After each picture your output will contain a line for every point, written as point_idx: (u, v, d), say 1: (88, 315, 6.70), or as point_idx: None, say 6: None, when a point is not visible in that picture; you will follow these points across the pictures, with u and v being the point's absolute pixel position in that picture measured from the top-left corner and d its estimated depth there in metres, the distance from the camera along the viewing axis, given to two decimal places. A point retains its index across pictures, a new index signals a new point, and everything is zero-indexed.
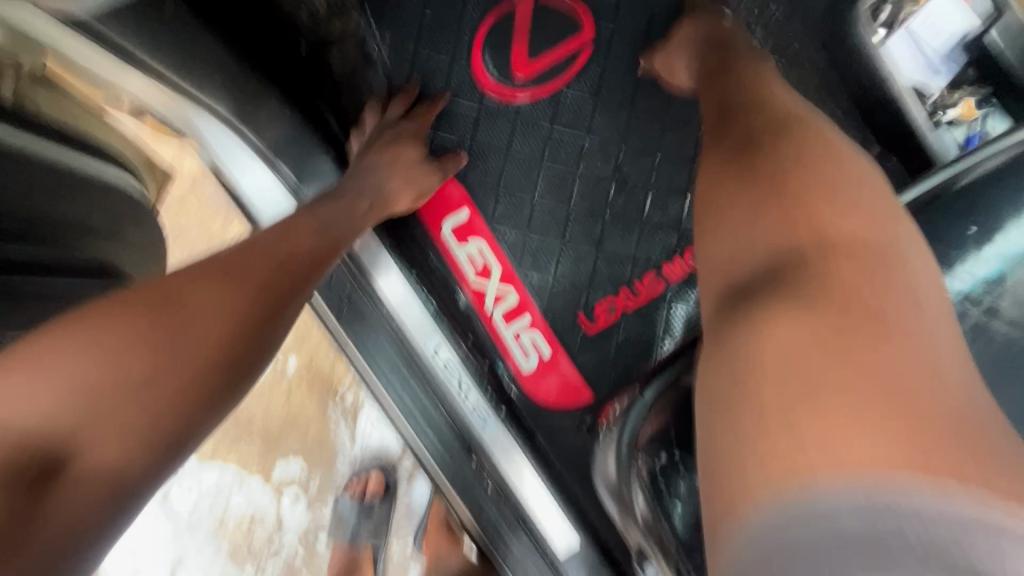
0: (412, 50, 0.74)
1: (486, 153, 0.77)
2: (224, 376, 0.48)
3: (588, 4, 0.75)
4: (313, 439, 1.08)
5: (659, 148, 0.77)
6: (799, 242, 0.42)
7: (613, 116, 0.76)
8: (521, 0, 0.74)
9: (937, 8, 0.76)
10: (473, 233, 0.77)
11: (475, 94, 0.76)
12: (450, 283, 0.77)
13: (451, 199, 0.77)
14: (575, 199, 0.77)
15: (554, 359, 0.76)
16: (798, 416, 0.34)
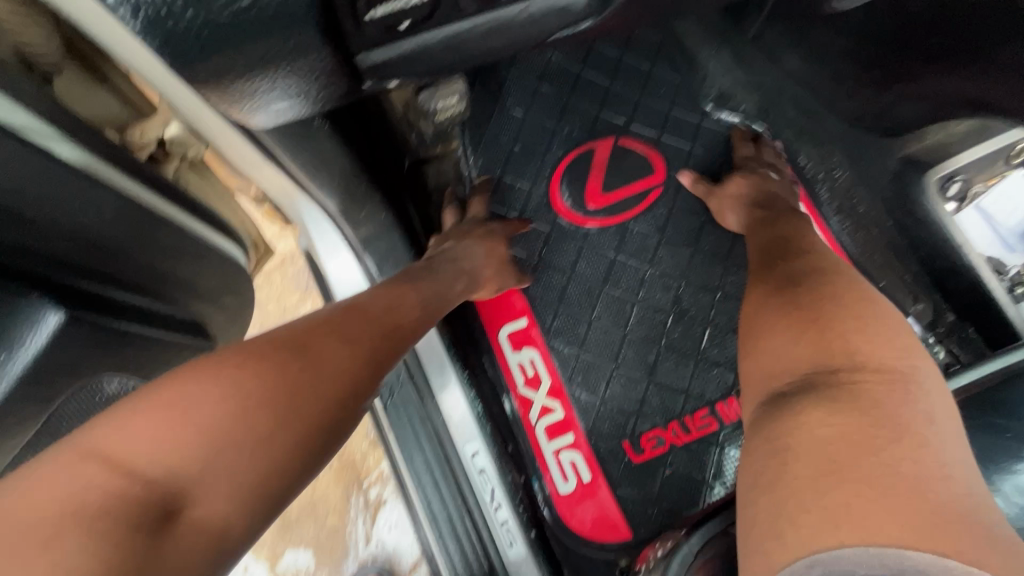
0: (497, 175, 0.84)
1: (551, 269, 0.81)
2: (336, 426, 0.47)
3: (661, 153, 0.85)
4: (330, 527, 1.24)
5: (720, 287, 0.81)
6: (831, 359, 0.44)
7: (676, 251, 0.82)
8: (600, 145, 0.84)
9: (1009, 189, 0.77)
10: (528, 342, 0.79)
11: (549, 217, 0.83)
12: (499, 387, 0.77)
13: (513, 308, 0.80)
14: (632, 323, 0.79)
15: (593, 486, 0.73)
16: (826, 496, 0.35)
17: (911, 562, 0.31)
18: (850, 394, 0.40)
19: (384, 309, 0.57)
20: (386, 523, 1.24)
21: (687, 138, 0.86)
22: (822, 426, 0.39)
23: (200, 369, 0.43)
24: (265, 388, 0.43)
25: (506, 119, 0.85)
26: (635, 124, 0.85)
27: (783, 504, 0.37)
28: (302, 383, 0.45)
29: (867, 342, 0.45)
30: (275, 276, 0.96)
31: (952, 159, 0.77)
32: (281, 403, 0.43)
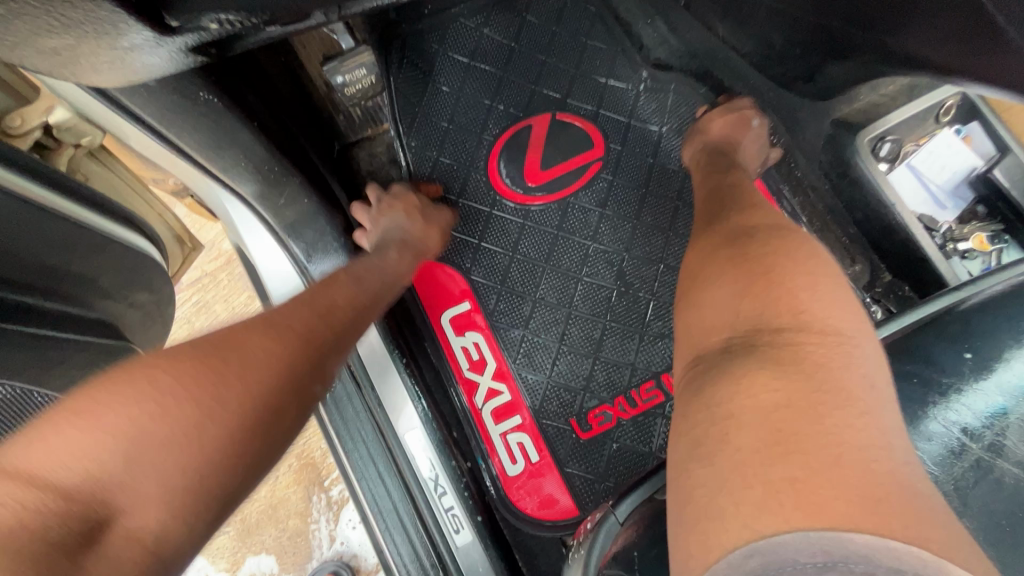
0: (433, 158, 0.81)
1: (492, 249, 0.79)
2: (285, 413, 0.44)
3: (598, 126, 0.83)
4: (292, 530, 1.21)
5: (664, 259, 0.80)
6: (774, 314, 0.39)
7: (618, 225, 0.80)
8: (538, 121, 0.82)
9: (938, 145, 0.78)
10: (472, 326, 0.78)
11: (490, 197, 0.81)
12: (446, 374, 0.77)
13: (452, 293, 0.78)
14: (576, 300, 0.78)
15: (543, 464, 0.74)
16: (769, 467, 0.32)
17: (853, 545, 0.27)
18: (793, 356, 0.36)
19: (321, 296, 0.55)
20: (350, 522, 1.21)
21: (626, 110, 0.84)
22: (762, 392, 0.35)
23: (111, 378, 0.39)
24: (190, 388, 0.39)
25: (439, 98, 0.82)
26: (572, 98, 0.83)
27: (718, 476, 0.33)
28: (232, 376, 0.42)
29: (813, 300, 0.40)
30: (222, 277, 0.91)
31: (880, 122, 0.78)
32: (207, 400, 0.40)
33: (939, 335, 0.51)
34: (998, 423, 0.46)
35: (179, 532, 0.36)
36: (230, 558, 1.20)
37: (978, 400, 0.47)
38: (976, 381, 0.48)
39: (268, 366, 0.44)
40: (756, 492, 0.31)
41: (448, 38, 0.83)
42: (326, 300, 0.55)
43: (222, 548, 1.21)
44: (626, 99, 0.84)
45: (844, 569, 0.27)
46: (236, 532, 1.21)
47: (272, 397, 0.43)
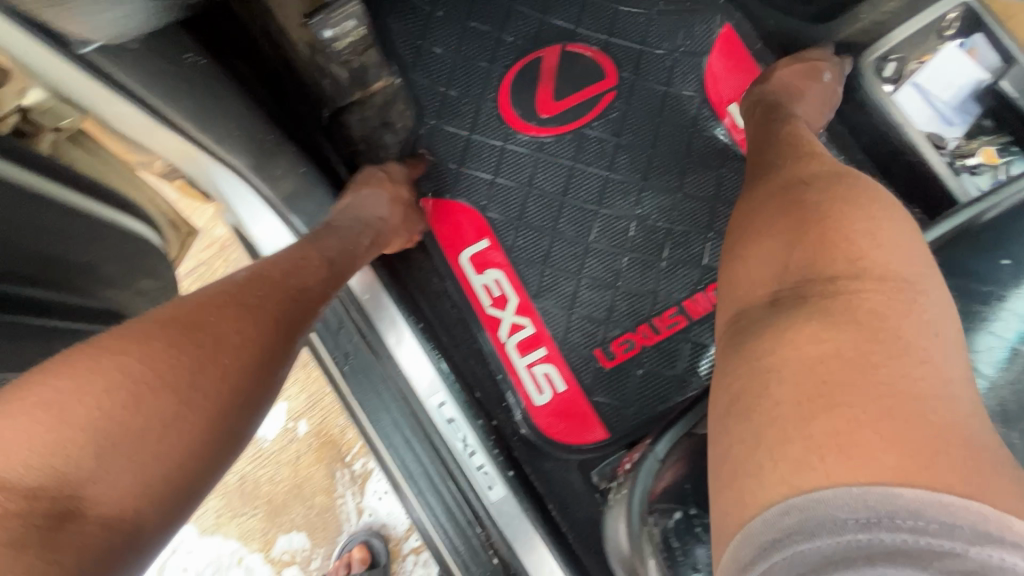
0: (431, 124, 0.80)
1: (509, 184, 0.79)
2: (252, 396, 0.45)
3: (610, 56, 0.81)
4: (320, 505, 1.23)
5: (683, 189, 0.78)
6: (826, 262, 0.40)
7: (634, 154, 0.79)
8: (548, 52, 0.80)
9: (942, 60, 0.77)
10: (491, 264, 0.77)
11: (501, 129, 0.79)
12: (469, 315, 0.77)
13: (470, 231, 0.78)
14: (594, 232, 0.77)
15: (569, 395, 0.74)
16: (809, 414, 0.34)
17: (901, 499, 0.30)
18: (846, 306, 0.38)
19: (287, 269, 0.55)
20: (375, 493, 1.23)
21: (638, 38, 0.81)
22: (812, 344, 0.37)
23: (72, 362, 0.38)
24: (159, 374, 0.40)
25: (429, 55, 0.80)
26: (582, 27, 0.81)
27: (753, 434, 0.36)
28: (198, 359, 0.42)
29: (873, 245, 0.40)
30: (218, 264, 0.94)
31: (881, 40, 0.76)
32: (181, 387, 0.40)
33: (966, 247, 0.51)
34: None
35: (152, 516, 0.36)
36: (261, 538, 1.22)
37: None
38: (1019, 286, 0.48)
39: (228, 342, 0.44)
40: (796, 447, 0.33)
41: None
42: (290, 277, 0.54)
43: (253, 530, 1.22)
44: (639, 24, 0.81)
45: (886, 523, 0.29)
46: (265, 514, 1.23)
47: (240, 378, 0.44)
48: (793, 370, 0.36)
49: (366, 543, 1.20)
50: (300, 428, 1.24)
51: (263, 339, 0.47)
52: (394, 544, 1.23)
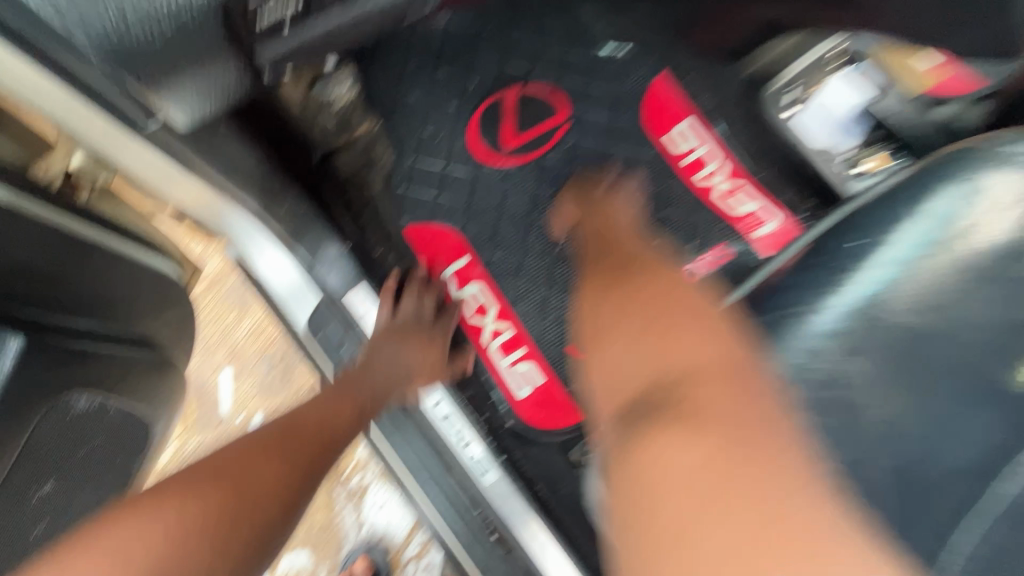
0: (411, 160, 0.91)
1: (482, 208, 0.90)
2: (258, 549, 0.58)
3: (561, 94, 0.94)
4: (321, 522, 1.29)
5: (632, 204, 0.91)
6: (674, 367, 0.48)
7: (588, 177, 0.92)
8: (508, 94, 0.94)
9: (829, 91, 0.94)
10: (471, 279, 0.88)
11: (473, 160, 0.92)
12: (454, 324, 0.88)
13: (450, 251, 0.89)
14: (559, 245, 0.90)
15: (549, 386, 0.83)
16: (682, 490, 0.40)
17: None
18: (695, 407, 0.44)
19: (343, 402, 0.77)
20: (373, 505, 1.30)
21: (583, 78, 0.95)
22: (681, 452, 0.41)
23: (112, 527, 0.53)
24: (196, 513, 0.55)
25: (405, 100, 0.93)
26: (535, 71, 0.95)
27: (641, 513, 0.42)
28: (219, 492, 0.57)
29: (704, 346, 0.49)
30: None
31: (776, 78, 0.94)
32: (217, 520, 0.55)
33: None
34: (899, 285, 0.51)
35: None
36: None
37: (885, 265, 0.51)
38: (881, 246, 0.52)
39: (287, 466, 0.64)
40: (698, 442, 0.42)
41: (412, 52, 0.94)
42: (327, 427, 0.73)
43: None
44: (583, 66, 0.96)
45: None
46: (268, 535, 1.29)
47: (257, 528, 0.58)
48: (685, 458, 0.41)
49: (368, 554, 1.27)
50: None
51: (274, 479, 0.63)
52: (395, 555, 1.29)
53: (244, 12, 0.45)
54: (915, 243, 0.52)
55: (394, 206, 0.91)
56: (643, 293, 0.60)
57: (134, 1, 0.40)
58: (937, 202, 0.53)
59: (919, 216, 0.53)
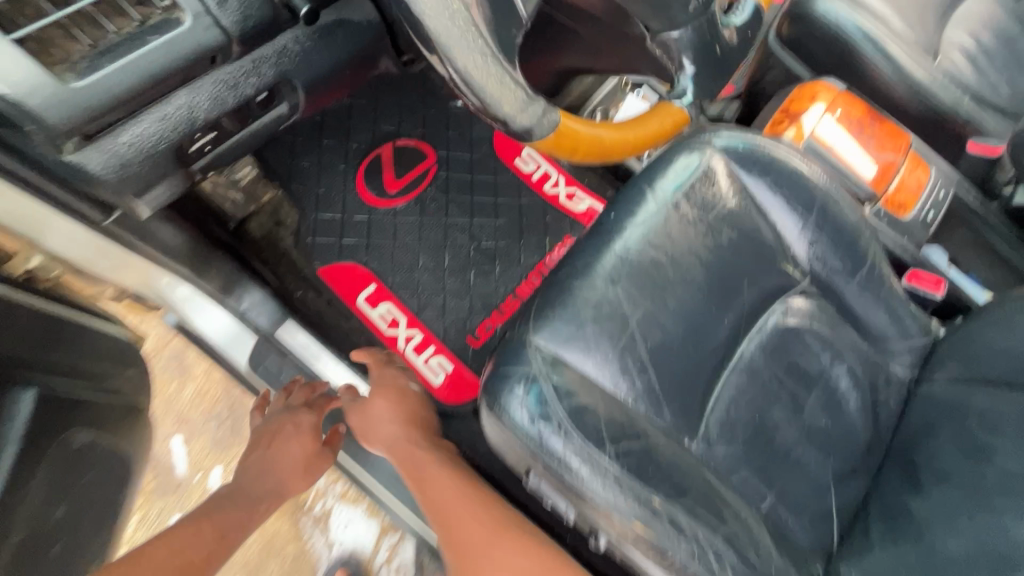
0: (313, 215, 1.12)
1: (379, 242, 1.12)
2: None
3: (427, 142, 1.19)
4: (293, 552, 1.41)
5: (497, 217, 1.17)
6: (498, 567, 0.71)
7: (459, 202, 1.17)
8: (384, 149, 1.17)
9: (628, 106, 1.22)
10: (382, 299, 1.09)
11: (365, 206, 1.14)
12: (373, 338, 1.08)
13: (360, 280, 1.10)
14: (446, 259, 1.13)
15: (456, 370, 1.07)
16: None
17: None
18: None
19: (201, 534, 0.76)
20: (339, 525, 1.44)
21: (442, 127, 1.21)
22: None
23: None
24: None
25: (300, 168, 1.14)
26: (403, 128, 1.19)
27: None
28: None
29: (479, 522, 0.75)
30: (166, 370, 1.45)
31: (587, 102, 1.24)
32: None
33: None
34: (648, 237, 0.76)
35: None
36: None
37: (636, 227, 0.77)
38: (630, 215, 0.78)
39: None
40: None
41: (299, 129, 1.16)
42: None
43: None
44: (439, 119, 1.21)
45: None
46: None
47: None
48: None
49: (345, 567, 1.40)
50: None
51: None
52: (367, 564, 1.42)
53: (187, 149, 0.72)
54: (652, 211, 0.78)
55: (306, 253, 1.11)
56: (452, 506, 0.79)
57: (123, 153, 0.66)
58: (661, 183, 0.80)
59: (654, 194, 0.79)
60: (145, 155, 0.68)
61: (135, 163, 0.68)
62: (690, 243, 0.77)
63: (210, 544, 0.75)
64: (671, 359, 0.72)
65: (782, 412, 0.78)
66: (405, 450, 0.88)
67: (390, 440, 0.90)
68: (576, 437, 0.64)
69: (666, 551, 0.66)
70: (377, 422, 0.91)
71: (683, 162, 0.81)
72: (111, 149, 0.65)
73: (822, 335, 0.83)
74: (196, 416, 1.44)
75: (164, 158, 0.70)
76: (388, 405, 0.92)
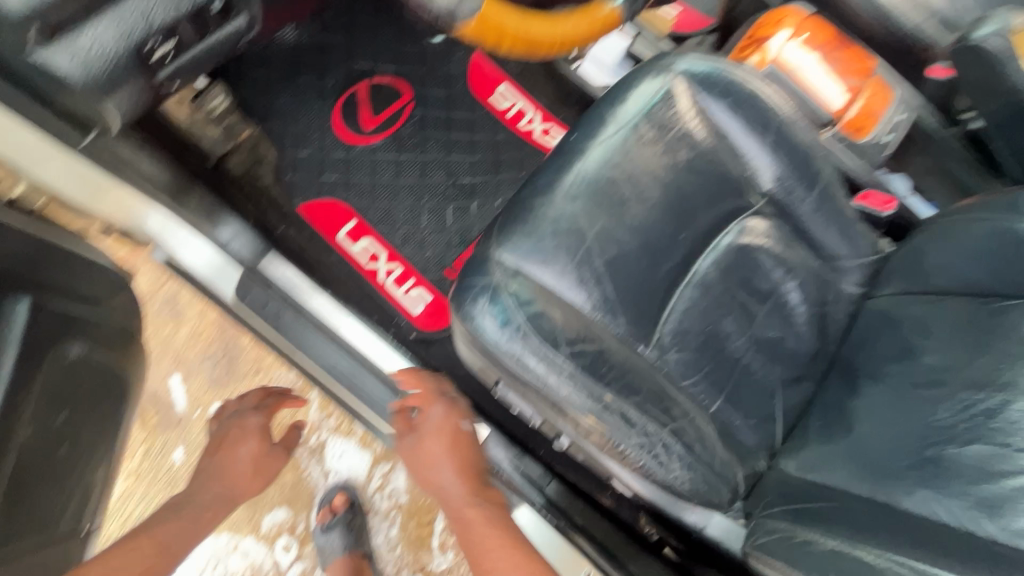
0: (292, 152, 1.14)
1: (358, 178, 1.15)
2: None
3: (402, 79, 1.20)
4: (292, 481, 1.50)
5: (474, 153, 1.19)
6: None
7: (436, 139, 1.19)
8: (360, 87, 1.18)
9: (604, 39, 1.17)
10: (362, 234, 1.13)
11: (343, 143, 1.16)
12: (353, 271, 1.12)
13: (341, 216, 1.13)
14: (424, 195, 1.16)
15: (435, 300, 1.12)
16: None
17: None
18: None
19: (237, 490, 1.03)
20: (334, 456, 1.52)
21: (418, 64, 1.21)
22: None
23: None
24: None
25: (277, 106, 1.15)
26: (378, 65, 1.20)
27: None
28: None
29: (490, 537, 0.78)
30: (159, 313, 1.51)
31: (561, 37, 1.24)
32: None
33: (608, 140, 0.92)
34: (608, 156, 0.79)
35: None
36: (249, 523, 1.46)
37: (597, 146, 0.80)
38: (591, 136, 0.81)
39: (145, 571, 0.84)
40: None
41: (274, 67, 1.16)
42: None
43: (240, 519, 1.47)
44: (414, 55, 1.21)
45: None
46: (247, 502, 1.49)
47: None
48: None
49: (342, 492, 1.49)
50: None
51: None
52: (362, 491, 1.52)
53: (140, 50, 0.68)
54: (614, 132, 0.81)
55: (286, 190, 1.13)
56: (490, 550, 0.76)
57: (82, 49, 0.64)
58: (623, 105, 0.82)
59: (616, 116, 0.82)
60: (115, 50, 0.66)
61: (97, 61, 0.65)
62: (648, 163, 0.80)
63: (201, 514, 0.97)
64: (626, 273, 0.77)
65: (732, 323, 0.84)
66: (456, 506, 0.83)
67: (444, 491, 0.85)
68: (535, 338, 0.71)
69: (615, 440, 0.73)
70: (434, 471, 0.86)
71: (647, 84, 0.83)
72: (75, 46, 0.63)
73: (775, 254, 0.87)
74: (192, 357, 1.50)
75: (122, 59, 0.67)
76: (444, 449, 0.88)
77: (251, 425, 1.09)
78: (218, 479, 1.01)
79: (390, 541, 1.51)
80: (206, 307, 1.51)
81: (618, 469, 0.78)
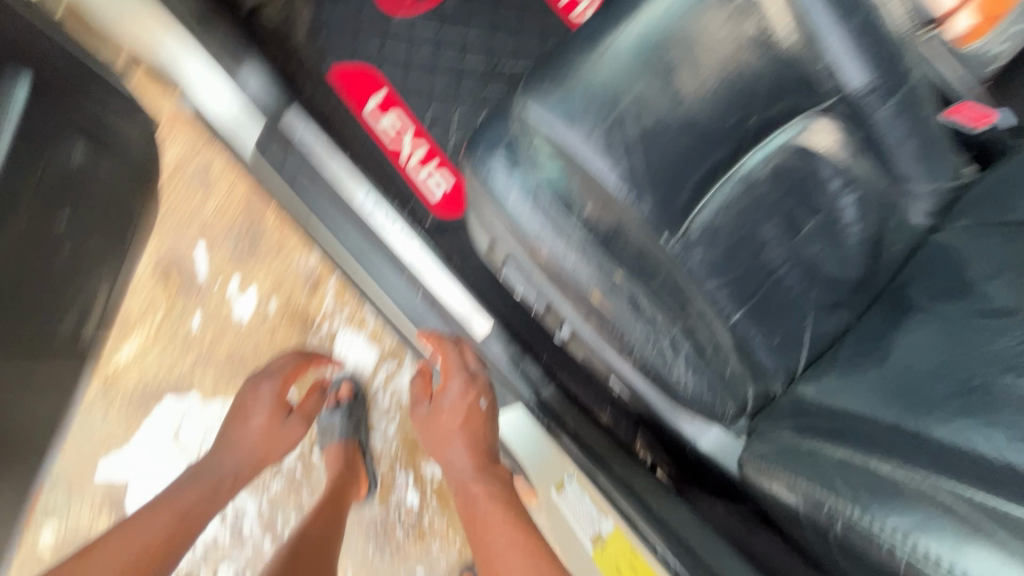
0: (329, 9, 1.08)
1: (394, 46, 1.08)
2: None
3: None
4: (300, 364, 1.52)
5: (519, 36, 1.10)
6: None
7: (481, 15, 1.10)
8: None
9: None
10: (391, 105, 1.07)
11: (383, 7, 1.08)
12: (375, 141, 1.07)
13: (372, 83, 1.07)
14: (461, 74, 1.09)
15: (456, 185, 1.06)
16: None
17: None
18: None
19: (252, 462, 1.05)
20: (343, 346, 1.53)
21: None
22: None
23: None
24: None
25: None
26: None
27: None
28: None
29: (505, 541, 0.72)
30: (188, 181, 1.51)
31: None
32: None
33: None
34: (666, 16, 0.68)
35: None
36: None
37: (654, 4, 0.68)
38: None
39: (166, 538, 0.86)
40: None
41: None
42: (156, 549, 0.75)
43: None
44: None
45: None
46: None
47: None
48: None
49: (348, 383, 1.51)
50: (271, 304, 1.52)
51: None
52: (365, 385, 1.53)
53: None
54: None
55: (317, 50, 1.08)
56: (485, 533, 0.74)
57: None
58: None
59: None
60: None
61: None
62: (712, 29, 0.69)
63: (220, 485, 1.00)
64: (662, 150, 0.68)
65: (774, 230, 0.75)
66: (463, 481, 0.82)
67: (456, 469, 0.84)
68: (545, 201, 0.65)
69: (615, 323, 0.69)
70: (445, 448, 0.84)
71: None
72: None
73: (838, 161, 0.77)
74: (218, 229, 1.51)
75: None
76: (459, 427, 0.86)
77: (265, 397, 1.09)
78: (236, 450, 1.04)
79: (387, 436, 1.53)
80: (236, 181, 1.51)
81: (609, 354, 0.75)
